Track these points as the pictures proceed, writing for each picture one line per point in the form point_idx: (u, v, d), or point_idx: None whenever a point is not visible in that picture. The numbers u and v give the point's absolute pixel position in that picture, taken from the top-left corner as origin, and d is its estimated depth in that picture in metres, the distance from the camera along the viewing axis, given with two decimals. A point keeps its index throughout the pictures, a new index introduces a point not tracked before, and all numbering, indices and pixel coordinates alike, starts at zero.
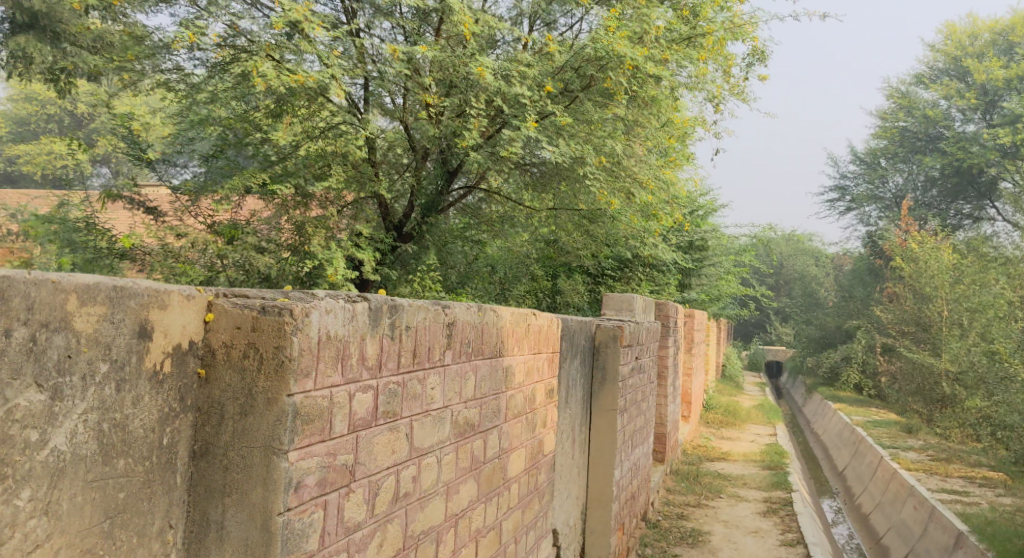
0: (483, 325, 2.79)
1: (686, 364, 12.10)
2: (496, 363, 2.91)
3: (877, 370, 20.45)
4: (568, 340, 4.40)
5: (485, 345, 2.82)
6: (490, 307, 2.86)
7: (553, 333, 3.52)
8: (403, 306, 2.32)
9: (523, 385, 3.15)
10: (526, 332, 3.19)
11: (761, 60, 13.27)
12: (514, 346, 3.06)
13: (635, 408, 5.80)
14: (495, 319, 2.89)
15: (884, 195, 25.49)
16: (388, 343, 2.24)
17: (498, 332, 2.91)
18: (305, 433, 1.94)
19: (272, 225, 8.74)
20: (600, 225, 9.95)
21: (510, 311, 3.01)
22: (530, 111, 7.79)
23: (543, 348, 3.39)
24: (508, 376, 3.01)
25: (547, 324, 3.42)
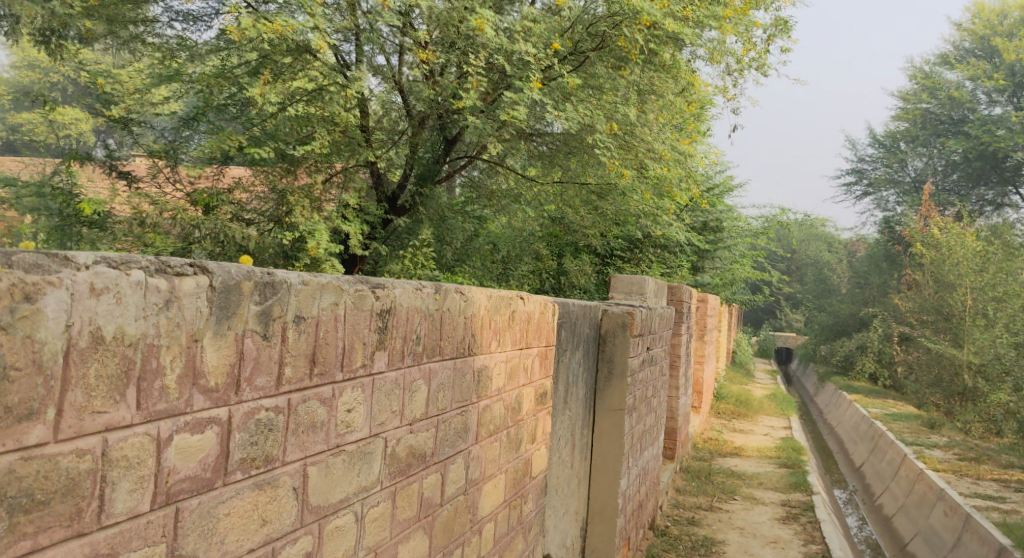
0: (437, 316, 2.09)
1: (699, 352, 11.42)
2: (459, 365, 2.21)
3: (894, 360, 19.71)
4: (568, 327, 3.71)
5: (440, 342, 2.11)
6: (450, 289, 2.15)
7: (546, 321, 2.82)
8: (286, 286, 1.59)
9: (503, 392, 2.47)
10: (506, 321, 2.48)
11: (785, 31, 12.45)
12: (491, 340, 2.38)
13: (645, 406, 5.10)
14: (458, 306, 2.19)
15: (903, 180, 24.60)
16: (257, 347, 1.53)
17: (467, 323, 2.23)
18: (25, 529, 1.16)
19: (258, 195, 8.27)
20: (610, 201, 9.22)
21: (482, 297, 2.31)
22: (534, 70, 6.98)
23: (532, 339, 2.70)
24: (480, 382, 2.33)
25: (537, 311, 2.72)
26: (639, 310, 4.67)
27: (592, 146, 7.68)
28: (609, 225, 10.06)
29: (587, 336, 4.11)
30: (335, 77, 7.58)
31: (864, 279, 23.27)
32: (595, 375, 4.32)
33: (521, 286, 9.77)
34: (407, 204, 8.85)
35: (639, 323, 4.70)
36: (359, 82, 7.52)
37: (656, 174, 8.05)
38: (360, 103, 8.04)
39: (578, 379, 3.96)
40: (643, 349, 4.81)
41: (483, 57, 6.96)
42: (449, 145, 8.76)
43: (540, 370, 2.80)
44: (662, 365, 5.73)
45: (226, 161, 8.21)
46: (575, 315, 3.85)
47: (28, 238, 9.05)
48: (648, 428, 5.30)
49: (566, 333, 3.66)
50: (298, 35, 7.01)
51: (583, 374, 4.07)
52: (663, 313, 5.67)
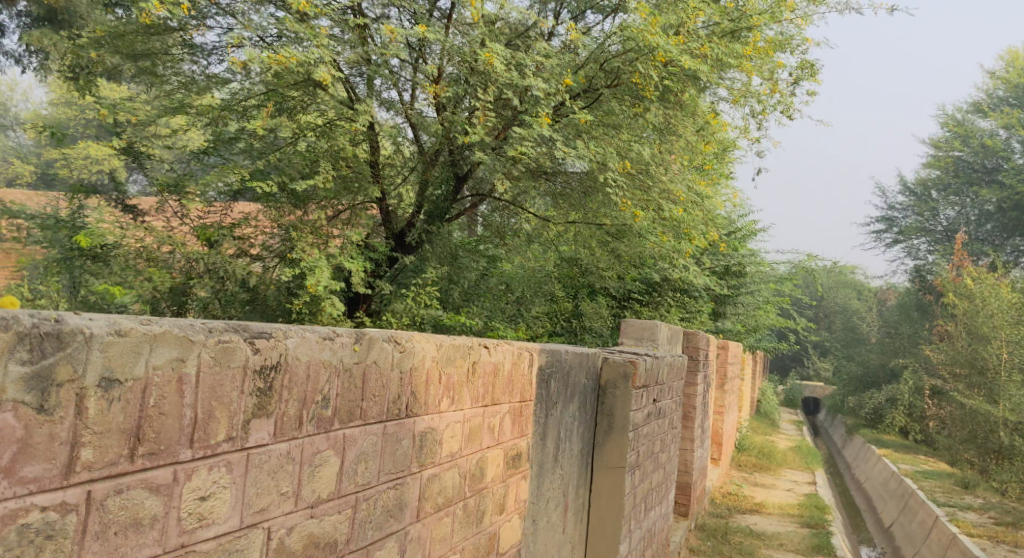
0: (363, 374, 1.97)
1: (718, 402, 10.98)
2: (397, 429, 2.11)
3: (926, 414, 18.99)
4: (561, 377, 3.41)
5: (367, 404, 1.99)
6: (383, 339, 2.05)
7: (513, 375, 2.74)
8: (79, 348, 1.38)
9: (459, 456, 2.42)
10: (455, 379, 2.38)
11: (811, 74, 12.18)
12: (430, 399, 2.25)
13: (651, 462, 4.74)
14: (391, 363, 2.07)
15: (935, 228, 24.05)
16: (30, 426, 1.33)
17: (399, 383, 2.11)
18: None
19: (266, 232, 7.95)
20: (625, 242, 8.94)
21: (422, 348, 2.20)
22: (544, 106, 6.82)
23: (488, 397, 2.57)
24: (423, 448, 2.23)
25: (497, 366, 2.60)
26: (646, 359, 4.35)
27: (604, 185, 7.37)
28: (626, 267, 9.76)
29: (584, 386, 3.80)
30: (342, 107, 7.33)
31: (894, 329, 22.62)
32: (594, 428, 3.99)
33: (533, 328, 9.52)
34: (415, 241, 8.61)
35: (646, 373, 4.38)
36: (368, 114, 7.30)
37: (674, 217, 7.70)
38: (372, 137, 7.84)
39: (574, 434, 3.65)
40: (648, 402, 4.52)
41: (492, 91, 6.81)
42: (460, 182, 8.48)
43: (508, 429, 2.73)
44: (671, 416, 5.41)
45: (234, 195, 8.13)
46: (570, 364, 3.54)
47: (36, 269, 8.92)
48: (656, 485, 4.99)
49: (558, 384, 3.37)
50: (304, 68, 6.82)
51: (580, 429, 3.77)
52: (674, 361, 5.37)
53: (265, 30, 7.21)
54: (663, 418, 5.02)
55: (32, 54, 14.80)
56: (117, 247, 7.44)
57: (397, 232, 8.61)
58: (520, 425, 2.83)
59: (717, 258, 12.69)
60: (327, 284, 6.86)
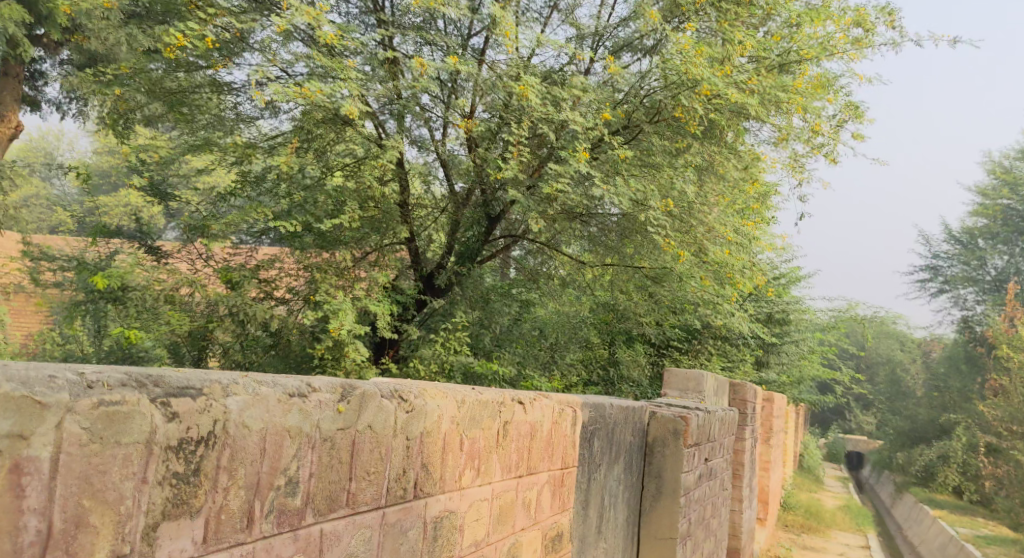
0: (350, 445, 1.55)
1: (763, 457, 10.38)
2: (402, 514, 1.69)
3: (981, 473, 18.03)
4: (604, 434, 2.97)
5: (358, 486, 1.56)
6: (380, 396, 1.63)
7: (552, 437, 2.32)
8: None
9: (485, 543, 1.99)
10: (479, 445, 1.96)
11: (856, 117, 11.77)
12: (446, 471, 1.83)
13: (703, 528, 4.25)
14: (390, 427, 1.65)
15: (983, 278, 23.20)
16: None
17: (403, 455, 1.68)
18: None
19: (293, 274, 7.54)
20: (665, 286, 8.53)
21: (435, 406, 1.79)
22: (582, 141, 6.50)
23: (521, 466, 2.15)
24: (436, 536, 1.80)
25: (531, 426, 2.19)
26: (698, 414, 3.89)
27: (646, 225, 7.00)
28: (664, 311, 9.35)
29: (630, 444, 3.35)
30: (368, 143, 7.14)
31: (943, 382, 21.67)
32: (642, 493, 3.53)
33: (568, 377, 9.18)
34: (444, 283, 8.26)
35: (698, 430, 3.92)
36: (395, 150, 7.07)
37: (718, 257, 7.30)
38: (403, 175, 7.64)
39: (620, 499, 3.20)
40: (701, 460, 4.06)
41: (526, 124, 6.51)
42: (493, 223, 8.18)
43: (546, 504, 2.30)
44: (722, 476, 4.91)
45: (259, 236, 7.81)
46: (615, 419, 3.10)
47: (59, 312, 8.69)
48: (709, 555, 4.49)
49: (601, 442, 2.93)
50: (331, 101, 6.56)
51: (627, 493, 3.31)
52: (726, 414, 4.89)
53: (291, 65, 7.00)
54: (714, 478, 4.53)
55: (72, 100, 14.91)
56: (137, 289, 7.18)
57: (427, 274, 8.27)
58: (560, 498, 2.39)
59: (759, 306, 12.14)
60: (351, 327, 6.46)
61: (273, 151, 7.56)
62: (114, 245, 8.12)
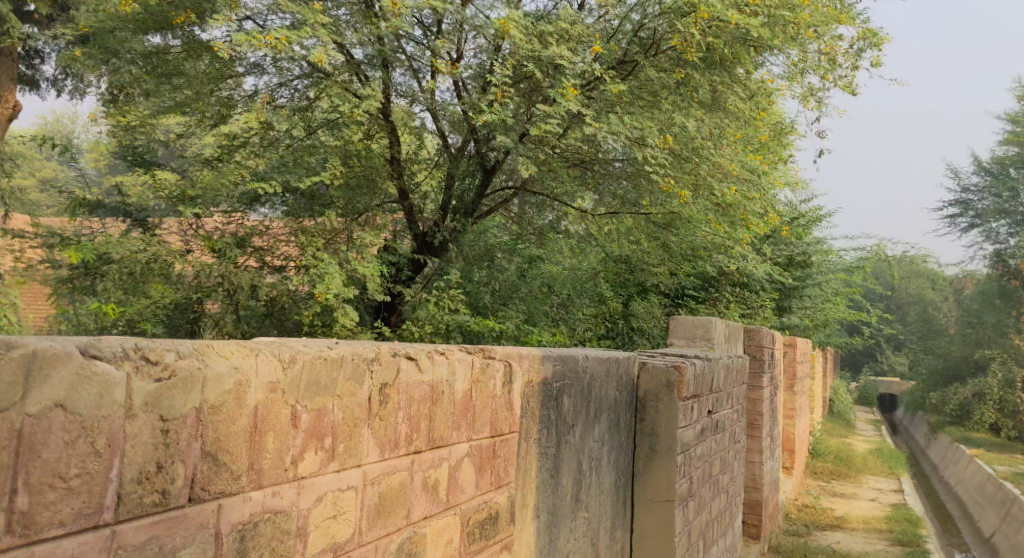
0: (20, 437, 1.10)
1: (788, 405, 9.98)
2: (160, 528, 1.27)
3: (1018, 409, 17.51)
4: (575, 391, 2.59)
5: (37, 499, 1.11)
6: (85, 360, 1.18)
7: (468, 400, 1.96)
8: None
9: (356, 541, 1.62)
10: (338, 420, 1.59)
11: (875, 43, 11.11)
12: (248, 458, 1.41)
13: (711, 486, 3.90)
14: (120, 407, 1.22)
15: (1016, 209, 22.35)
16: None
17: (139, 444, 1.24)
18: None
19: (286, 242, 7.19)
20: (674, 233, 8.22)
21: (228, 372, 1.38)
22: (570, 77, 6.04)
23: (418, 439, 1.79)
24: (236, 547, 1.38)
25: (430, 389, 1.82)
26: (696, 363, 3.49)
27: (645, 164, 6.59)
28: (677, 259, 8.93)
29: (614, 400, 2.96)
30: (344, 94, 6.71)
31: (976, 318, 21.01)
32: (632, 453, 3.16)
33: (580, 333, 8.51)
34: (440, 243, 7.73)
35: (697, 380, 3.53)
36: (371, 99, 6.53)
37: (727, 196, 6.93)
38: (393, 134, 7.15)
39: (604, 461, 2.85)
40: (704, 413, 3.69)
41: (511, 65, 6.14)
42: (488, 175, 7.69)
43: (468, 482, 1.96)
44: (733, 428, 4.56)
45: (251, 206, 7.33)
46: (590, 374, 2.72)
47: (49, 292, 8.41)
48: (720, 515, 4.14)
49: (575, 401, 2.57)
50: (296, 49, 6.12)
51: (613, 456, 2.95)
52: (735, 361, 4.50)
53: (263, 15, 6.54)
54: (723, 434, 4.16)
55: (68, 76, 14.51)
56: (116, 261, 6.63)
57: (423, 234, 7.76)
58: (486, 472, 2.02)
59: (778, 249, 11.65)
60: (339, 291, 6.01)
61: (245, 106, 7.17)
62: (95, 220, 7.74)
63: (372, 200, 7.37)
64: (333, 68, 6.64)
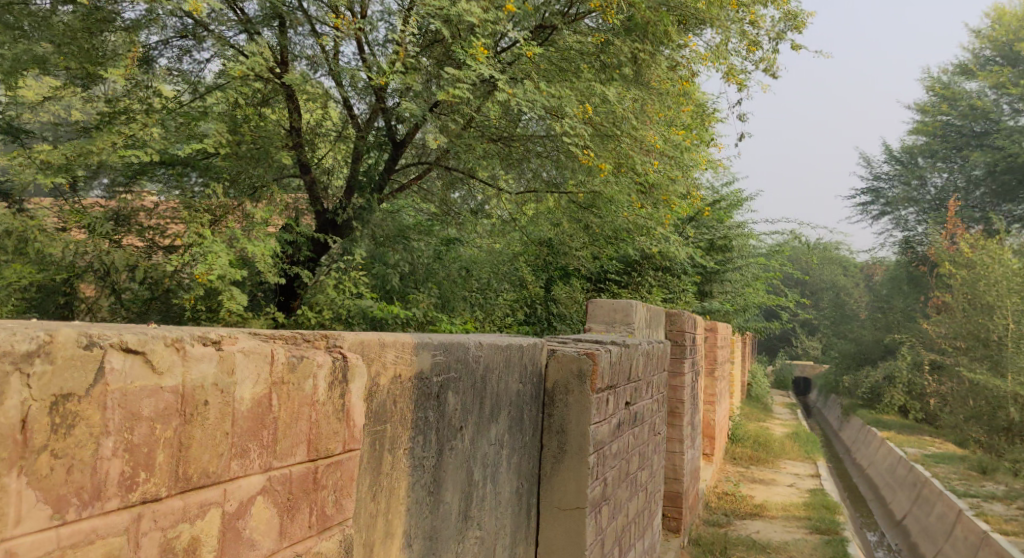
0: None
1: (708, 391, 9.82)
2: None
3: (925, 391, 18.02)
4: (458, 385, 2.16)
5: None
6: None
7: (260, 413, 1.55)
8: None
9: None
10: None
11: (795, 26, 10.98)
12: None
13: (628, 483, 3.54)
14: None
15: (924, 197, 23.00)
16: None
17: None
18: None
19: (168, 217, 6.40)
20: (597, 213, 7.86)
21: None
22: (480, 36, 5.57)
23: (152, 478, 1.37)
24: None
25: (177, 400, 1.40)
26: (612, 349, 3.07)
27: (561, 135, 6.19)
28: (600, 242, 8.61)
29: (517, 394, 2.51)
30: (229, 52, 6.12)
31: (886, 303, 21.52)
32: (537, 454, 2.72)
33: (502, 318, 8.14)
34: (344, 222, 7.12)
35: (614, 368, 3.12)
36: (259, 56, 5.92)
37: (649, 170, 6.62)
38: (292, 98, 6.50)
39: (502, 467, 2.40)
40: (620, 405, 3.30)
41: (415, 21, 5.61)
42: (398, 150, 7.17)
43: (259, 525, 1.55)
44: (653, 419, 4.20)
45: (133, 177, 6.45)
46: (484, 364, 2.29)
47: None
48: (637, 516, 3.74)
49: (463, 398, 2.19)
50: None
51: (515, 460, 2.50)
52: (654, 347, 4.14)
53: None
54: (640, 430, 3.78)
55: None
56: None
57: (325, 212, 7.13)
58: (289, 511, 1.61)
59: (700, 232, 11.45)
60: (224, 272, 5.32)
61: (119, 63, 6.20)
62: None
63: (267, 174, 6.57)
64: (214, 17, 6.06)
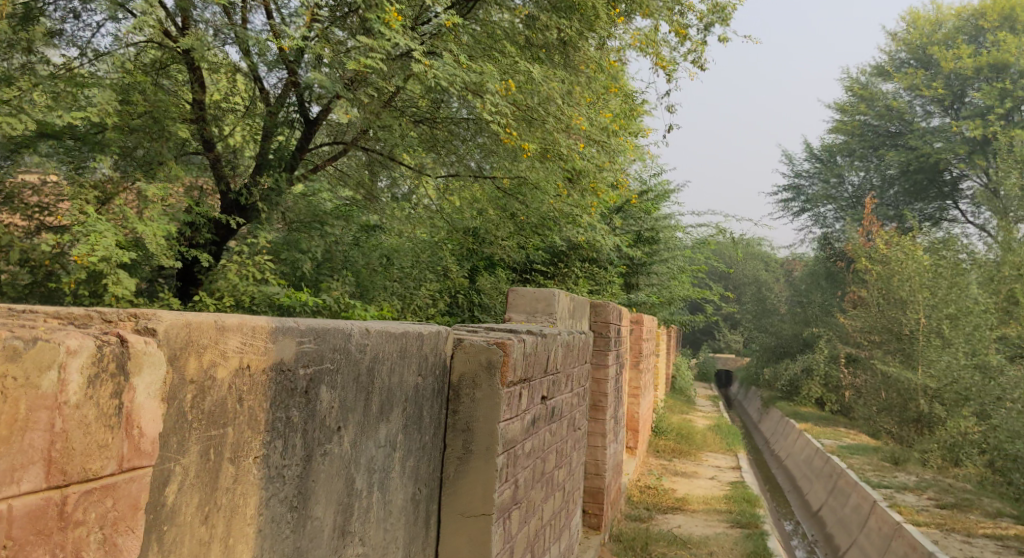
0: None
1: (633, 384, 9.69)
2: None
3: (840, 384, 18.51)
4: (336, 380, 1.87)
5: None
6: None
7: None
8: None
9: None
10: None
11: (724, 18, 10.94)
12: None
13: (544, 482, 3.29)
14: None
15: (841, 195, 23.56)
16: None
17: None
18: None
19: (60, 196, 5.84)
20: (522, 199, 7.79)
21: None
22: (394, 3, 5.24)
23: None
24: None
25: None
26: (526, 338, 2.79)
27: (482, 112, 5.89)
28: (526, 231, 8.36)
29: (415, 388, 2.21)
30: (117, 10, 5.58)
31: (805, 297, 21.98)
32: (438, 455, 2.42)
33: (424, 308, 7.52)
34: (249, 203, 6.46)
35: (530, 359, 2.84)
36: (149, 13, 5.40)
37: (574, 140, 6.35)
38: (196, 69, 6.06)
39: (394, 472, 2.11)
40: (535, 398, 3.03)
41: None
42: (311, 128, 6.72)
43: None
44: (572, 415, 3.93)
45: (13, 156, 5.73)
46: (371, 354, 1.99)
47: None
48: (552, 518, 3.49)
49: (340, 394, 1.88)
50: None
51: (411, 464, 2.21)
52: (574, 336, 3.87)
53: None
54: (558, 425, 3.51)
55: None
56: None
57: (229, 193, 6.49)
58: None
59: (627, 223, 11.30)
60: (108, 254, 4.84)
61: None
62: None
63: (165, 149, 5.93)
64: None
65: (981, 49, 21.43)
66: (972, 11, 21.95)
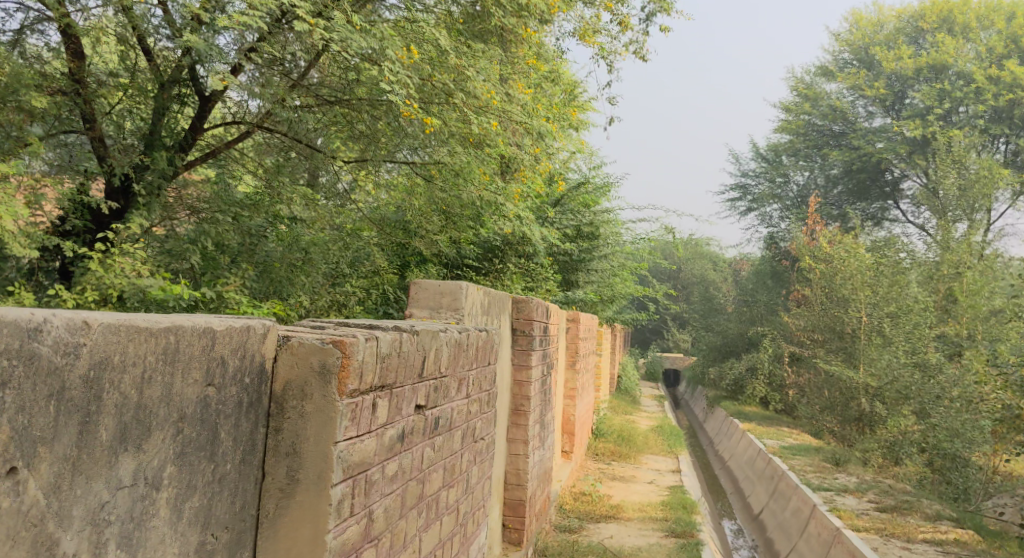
0: None
1: (569, 385, 9.23)
2: None
3: (784, 383, 18.38)
4: (7, 399, 1.32)
5: None
6: None
7: None
8: None
9: None
10: None
11: (664, 7, 10.54)
12: None
13: (424, 505, 2.77)
14: None
15: (786, 195, 23.59)
16: None
17: None
18: None
19: None
20: (435, 184, 7.25)
21: None
22: None
23: None
24: None
25: None
26: (386, 334, 2.26)
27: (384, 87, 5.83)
28: (456, 225, 7.81)
29: (201, 404, 1.70)
30: None
31: (750, 297, 21.80)
32: (251, 490, 1.90)
33: (350, 306, 7.06)
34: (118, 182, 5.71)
35: (397, 359, 2.31)
36: None
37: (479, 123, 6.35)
38: (76, 40, 5.48)
39: (152, 521, 1.59)
40: (410, 408, 2.51)
41: None
42: (205, 105, 6.03)
43: None
44: (469, 425, 3.40)
45: None
46: (93, 358, 1.46)
47: None
48: (436, 549, 2.96)
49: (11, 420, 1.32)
50: None
51: (190, 506, 1.68)
52: (472, 334, 3.35)
53: None
54: (447, 438, 2.99)
55: None
56: None
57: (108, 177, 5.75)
58: None
59: (564, 217, 10.78)
60: None
61: None
62: None
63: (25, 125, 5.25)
64: None
65: (922, 50, 21.55)
66: (912, 12, 22.09)
